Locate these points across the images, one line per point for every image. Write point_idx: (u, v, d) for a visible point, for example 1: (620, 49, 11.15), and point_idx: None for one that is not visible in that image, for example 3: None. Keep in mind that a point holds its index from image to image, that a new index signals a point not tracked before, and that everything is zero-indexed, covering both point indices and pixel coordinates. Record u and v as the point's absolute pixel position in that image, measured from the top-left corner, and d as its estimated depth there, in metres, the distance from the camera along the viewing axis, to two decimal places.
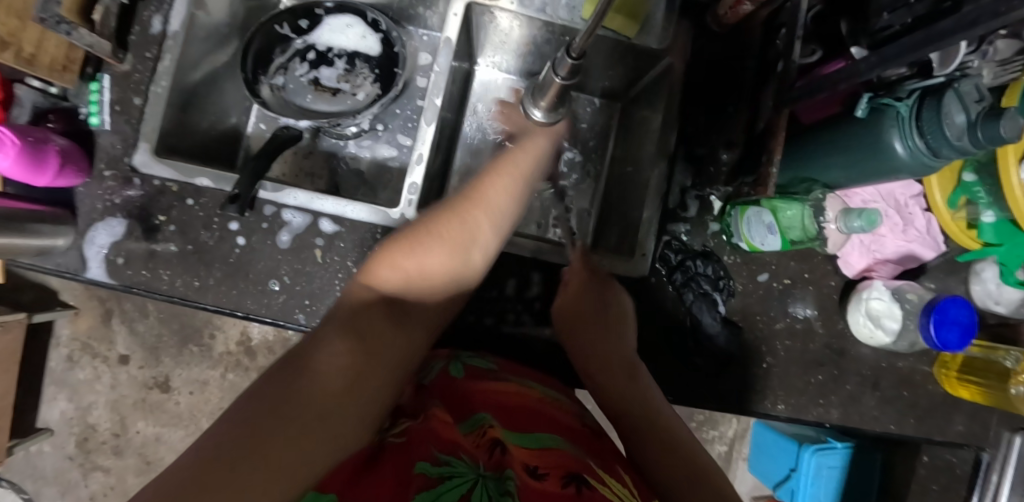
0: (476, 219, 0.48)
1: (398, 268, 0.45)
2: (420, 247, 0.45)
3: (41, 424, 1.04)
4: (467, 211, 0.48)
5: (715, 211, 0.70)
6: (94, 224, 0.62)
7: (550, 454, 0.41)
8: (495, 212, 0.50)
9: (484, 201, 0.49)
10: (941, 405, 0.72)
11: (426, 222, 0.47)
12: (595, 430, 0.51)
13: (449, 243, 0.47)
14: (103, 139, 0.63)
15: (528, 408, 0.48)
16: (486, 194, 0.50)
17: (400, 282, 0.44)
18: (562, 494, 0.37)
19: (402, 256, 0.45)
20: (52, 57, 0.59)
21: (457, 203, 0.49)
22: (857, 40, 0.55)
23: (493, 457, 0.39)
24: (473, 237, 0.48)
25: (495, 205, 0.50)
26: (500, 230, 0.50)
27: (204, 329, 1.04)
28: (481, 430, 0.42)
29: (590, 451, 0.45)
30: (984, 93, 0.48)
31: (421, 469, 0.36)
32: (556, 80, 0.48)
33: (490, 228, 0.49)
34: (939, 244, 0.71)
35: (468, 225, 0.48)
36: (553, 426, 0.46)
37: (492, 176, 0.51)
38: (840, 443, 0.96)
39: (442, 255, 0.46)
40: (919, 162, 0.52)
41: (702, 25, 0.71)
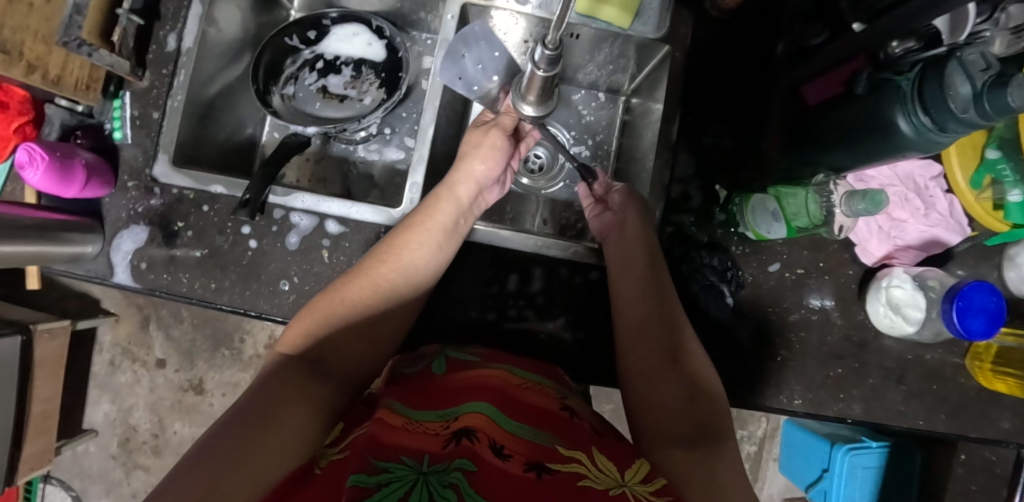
0: (383, 277, 0.57)
1: (307, 335, 0.52)
2: (333, 313, 0.54)
3: (87, 425, 1.11)
4: (376, 269, 0.57)
5: (720, 200, 0.68)
6: (120, 232, 0.66)
7: (520, 440, 0.42)
8: (407, 269, 0.58)
9: (396, 261, 0.58)
10: (976, 400, 0.68)
11: (337, 289, 0.56)
12: (572, 411, 0.51)
13: (356, 300, 0.55)
14: (127, 152, 0.67)
15: (500, 390, 0.49)
16: (396, 252, 0.58)
17: (311, 346, 0.52)
18: (523, 477, 0.38)
19: (315, 325, 0.53)
20: (76, 77, 0.64)
21: (366, 266, 0.57)
22: (857, 16, 0.53)
23: (445, 448, 0.39)
24: (385, 294, 0.57)
25: (406, 263, 0.58)
26: (414, 281, 0.58)
27: (234, 333, 1.09)
28: (447, 421, 0.43)
29: (559, 433, 0.45)
30: (991, 62, 0.46)
31: (357, 480, 0.35)
32: (539, 73, 0.49)
33: (402, 282, 0.58)
34: (964, 228, 0.67)
35: (372, 279, 0.57)
36: (522, 411, 0.46)
37: (405, 233, 0.59)
38: (876, 443, 0.90)
39: (353, 314, 0.55)
40: (927, 139, 0.49)
41: (702, 11, 0.69)
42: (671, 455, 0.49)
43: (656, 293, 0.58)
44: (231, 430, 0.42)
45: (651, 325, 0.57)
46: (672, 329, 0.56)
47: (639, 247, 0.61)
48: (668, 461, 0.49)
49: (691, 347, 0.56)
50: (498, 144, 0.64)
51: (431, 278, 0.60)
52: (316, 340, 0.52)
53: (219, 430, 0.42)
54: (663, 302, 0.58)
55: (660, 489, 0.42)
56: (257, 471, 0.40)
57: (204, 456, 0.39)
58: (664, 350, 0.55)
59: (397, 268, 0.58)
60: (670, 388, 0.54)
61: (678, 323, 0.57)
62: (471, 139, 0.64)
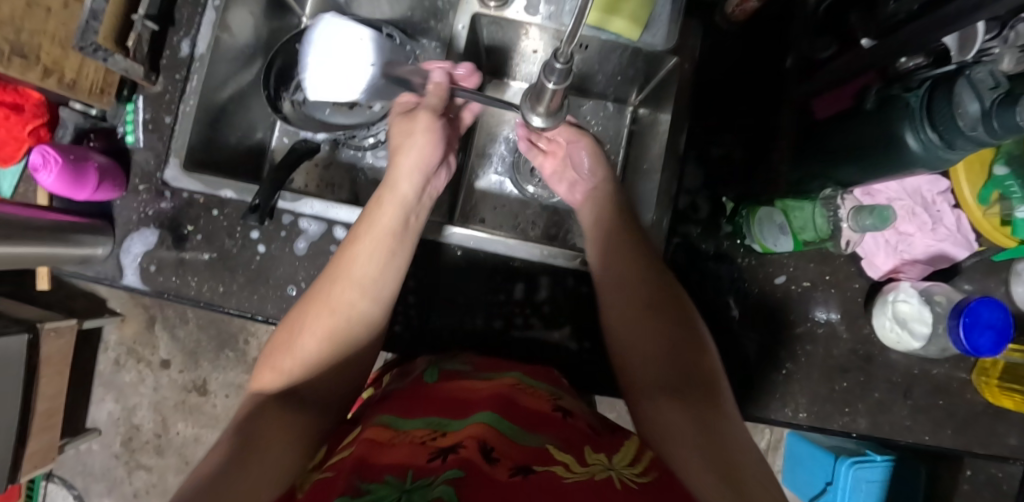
0: (337, 298, 0.52)
1: (277, 370, 0.50)
2: (294, 346, 0.51)
3: (91, 424, 1.12)
4: (328, 290, 0.53)
5: (727, 212, 0.68)
6: (130, 235, 0.67)
7: (511, 444, 0.42)
8: (361, 283, 0.53)
9: (347, 278, 0.53)
10: (983, 415, 0.68)
11: (296, 320, 0.52)
12: (567, 411, 0.51)
13: (313, 329, 0.51)
14: (139, 156, 0.68)
15: (490, 396, 0.49)
16: (347, 266, 0.54)
17: (281, 382, 0.50)
18: (509, 482, 0.38)
19: (280, 360, 0.50)
20: (91, 81, 0.64)
21: (318, 289, 0.53)
22: (867, 31, 0.54)
23: (431, 463, 0.39)
24: (343, 316, 0.52)
25: (359, 278, 0.54)
26: (373, 297, 0.54)
27: (239, 335, 1.09)
28: (434, 433, 0.44)
29: (553, 435, 0.46)
30: (1000, 79, 0.45)
31: None
32: (550, 85, 0.49)
33: (360, 300, 0.53)
34: (971, 243, 0.66)
35: (326, 303, 0.52)
36: (515, 415, 0.47)
37: (352, 245, 0.55)
38: (880, 457, 0.89)
39: (314, 343, 0.51)
40: (935, 156, 0.49)
41: (711, 23, 0.70)
42: (661, 405, 0.49)
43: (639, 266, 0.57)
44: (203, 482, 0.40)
45: (634, 288, 0.56)
46: (655, 291, 0.56)
47: (615, 223, 0.61)
48: (659, 416, 0.49)
49: (671, 291, 0.56)
50: (431, 130, 0.60)
51: (393, 286, 0.56)
52: (282, 372, 0.50)
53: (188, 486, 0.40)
54: (646, 248, 0.59)
55: (645, 467, 0.45)
56: None
57: None
58: (646, 311, 0.55)
59: (351, 285, 0.53)
60: (654, 344, 0.53)
61: (662, 284, 0.57)
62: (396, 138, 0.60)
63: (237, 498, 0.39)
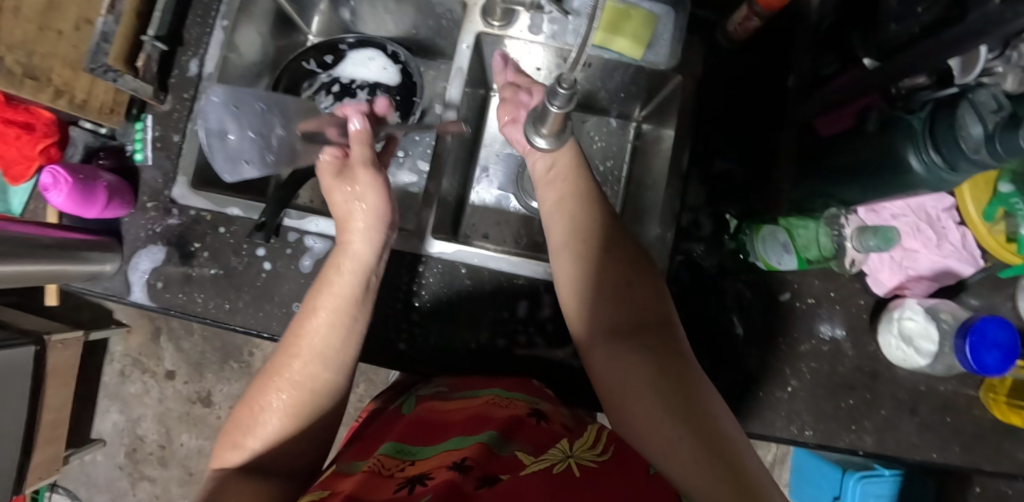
0: (293, 371, 0.51)
1: (238, 446, 0.50)
2: (255, 421, 0.50)
3: (95, 435, 1.12)
4: (282, 365, 0.52)
5: (730, 229, 0.67)
6: (138, 251, 0.68)
7: (481, 452, 0.45)
8: (319, 353, 0.52)
9: (301, 351, 0.52)
10: (991, 432, 0.67)
11: (256, 395, 0.51)
12: (542, 414, 0.53)
13: (273, 404, 0.51)
14: (146, 174, 0.68)
15: (465, 418, 0.51)
16: (303, 340, 0.52)
17: (246, 456, 0.50)
18: (476, 494, 0.40)
19: (241, 436, 0.50)
20: (100, 101, 0.64)
21: (273, 364, 0.52)
22: (869, 51, 0.54)
23: (398, 492, 0.42)
24: (301, 388, 0.51)
25: (313, 351, 0.52)
26: (330, 365, 0.52)
27: (244, 347, 1.10)
28: (404, 464, 0.46)
29: (527, 439, 0.48)
30: (1003, 103, 0.46)
31: None
32: (553, 109, 0.50)
33: (317, 370, 0.52)
34: (977, 260, 0.66)
35: (283, 377, 0.51)
36: (487, 427, 0.49)
37: (307, 318, 0.53)
38: (889, 471, 0.90)
39: (274, 418, 0.50)
40: (938, 178, 0.50)
41: (712, 41, 0.69)
42: (616, 351, 0.50)
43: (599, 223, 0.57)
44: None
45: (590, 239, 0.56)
46: (609, 245, 0.56)
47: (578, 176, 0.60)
48: (618, 361, 0.50)
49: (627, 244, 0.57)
50: (377, 182, 0.56)
51: (353, 353, 0.54)
52: (242, 448, 0.50)
53: None
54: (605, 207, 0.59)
55: (605, 446, 0.48)
56: None
57: None
58: (605, 257, 0.55)
59: (309, 358, 0.52)
60: (614, 296, 0.54)
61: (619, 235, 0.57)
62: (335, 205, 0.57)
63: None
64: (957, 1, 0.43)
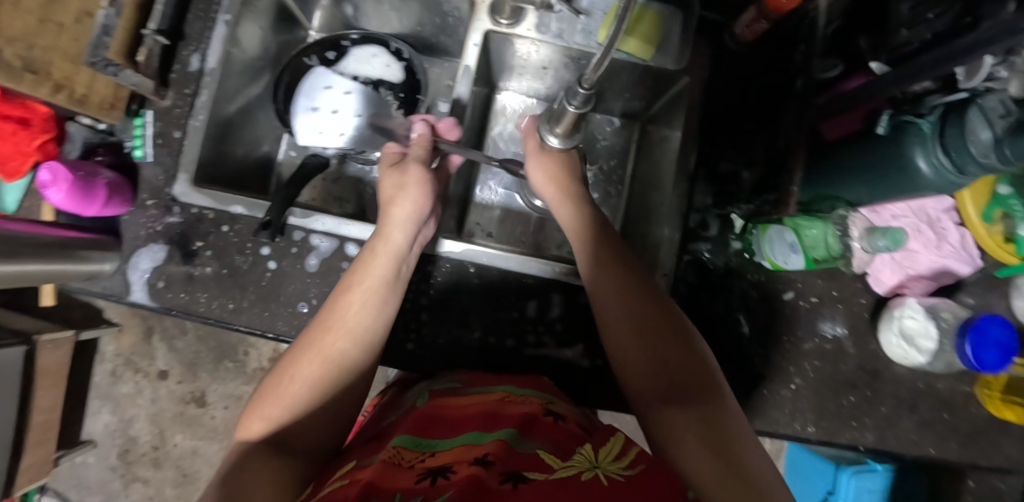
0: (329, 345, 0.51)
1: (264, 418, 0.48)
2: (285, 393, 0.49)
3: (86, 436, 1.10)
4: (315, 338, 0.51)
5: (736, 229, 0.69)
6: (138, 250, 0.66)
7: (501, 449, 0.45)
8: (354, 329, 0.52)
9: (337, 326, 0.52)
10: (986, 428, 0.69)
11: (287, 367, 0.50)
12: (559, 415, 0.52)
13: (306, 377, 0.50)
14: (146, 172, 0.66)
15: (482, 414, 0.51)
16: (339, 315, 0.52)
17: (273, 429, 0.48)
18: (499, 489, 0.40)
19: (269, 408, 0.49)
20: (101, 96, 0.63)
21: (306, 337, 0.52)
22: (878, 56, 0.55)
23: (419, 483, 0.42)
24: (337, 362, 0.51)
25: (349, 326, 0.52)
26: (364, 343, 0.52)
27: (239, 346, 1.09)
28: (423, 455, 0.46)
29: (545, 439, 0.47)
30: (1012, 107, 0.47)
31: None
32: (570, 109, 0.51)
33: (352, 345, 0.52)
34: (976, 260, 0.68)
35: (319, 350, 0.51)
36: (506, 423, 0.49)
37: (344, 295, 0.53)
38: (880, 466, 0.93)
39: (305, 391, 0.49)
40: (945, 179, 0.51)
41: (719, 43, 0.71)
42: (672, 419, 0.48)
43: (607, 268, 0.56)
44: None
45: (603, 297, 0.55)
46: (624, 290, 0.54)
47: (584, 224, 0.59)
48: (672, 429, 0.48)
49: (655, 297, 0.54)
50: (423, 181, 0.59)
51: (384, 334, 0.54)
52: (266, 422, 0.48)
53: None
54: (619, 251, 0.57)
55: (632, 461, 0.45)
56: None
57: None
58: (634, 324, 0.53)
59: (344, 333, 0.52)
60: (651, 358, 0.52)
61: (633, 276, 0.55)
62: (382, 192, 0.60)
63: None
64: (971, 8, 0.44)
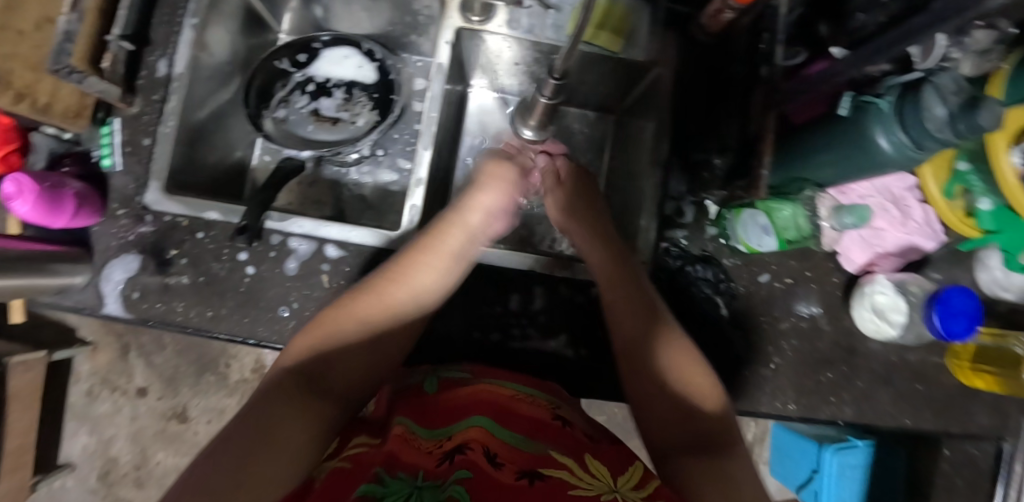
0: (392, 299, 0.56)
1: (315, 350, 0.53)
2: (341, 331, 0.54)
3: (64, 459, 1.08)
4: (384, 290, 0.57)
5: (711, 215, 0.70)
6: (110, 262, 0.64)
7: (512, 449, 0.46)
8: (416, 294, 0.57)
9: (404, 283, 0.57)
10: (958, 397, 0.72)
11: (345, 304, 0.56)
12: (566, 419, 0.54)
13: (362, 320, 0.55)
14: (116, 181, 0.65)
15: (499, 408, 0.51)
16: (406, 273, 0.57)
17: (323, 358, 0.53)
18: (514, 485, 0.43)
19: (322, 342, 0.54)
20: (65, 104, 0.63)
21: (377, 284, 0.57)
22: (838, 40, 0.57)
23: (440, 466, 0.44)
24: (394, 315, 0.56)
25: (413, 285, 0.57)
26: (422, 304, 0.58)
27: (220, 359, 1.07)
28: (440, 441, 0.47)
29: (555, 443, 0.49)
30: (962, 84, 0.49)
31: (369, 490, 0.40)
32: (542, 99, 0.54)
33: (411, 305, 0.57)
34: (939, 235, 0.70)
35: (382, 300, 0.56)
36: (520, 426, 0.50)
37: (417, 256, 0.58)
38: (862, 442, 0.94)
39: (358, 332, 0.55)
40: (904, 155, 0.53)
41: (686, 34, 0.72)
42: (686, 466, 0.51)
43: (626, 298, 0.58)
44: (232, 445, 0.44)
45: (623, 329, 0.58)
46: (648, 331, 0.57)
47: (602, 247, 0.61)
48: (686, 472, 0.50)
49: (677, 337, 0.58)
50: (512, 177, 0.64)
51: (439, 302, 0.59)
52: (320, 353, 0.53)
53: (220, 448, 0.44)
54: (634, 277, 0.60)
55: (651, 493, 0.45)
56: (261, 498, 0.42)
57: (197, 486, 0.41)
58: (653, 367, 0.56)
59: (406, 290, 0.57)
60: (670, 402, 0.55)
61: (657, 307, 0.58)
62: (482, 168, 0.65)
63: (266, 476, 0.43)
64: None
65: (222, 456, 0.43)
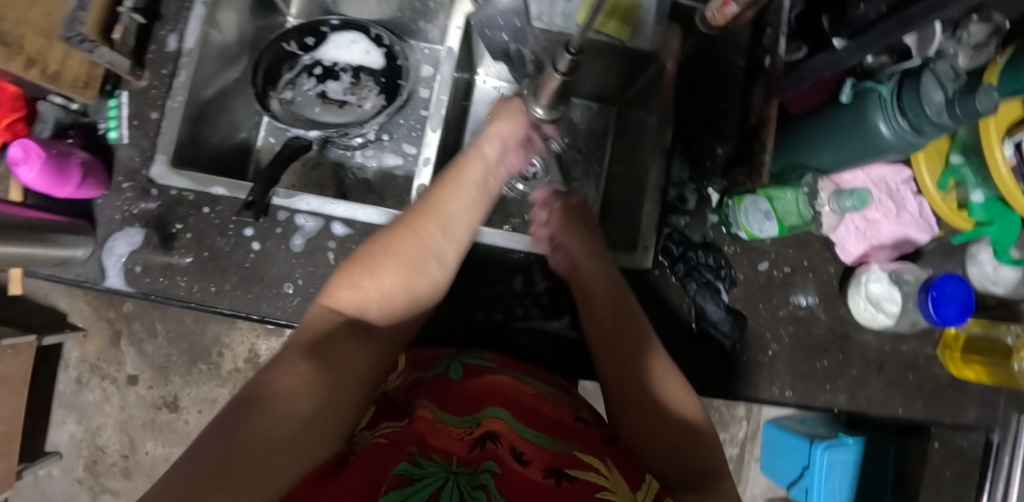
0: (429, 231, 0.54)
1: (356, 288, 0.49)
2: (378, 265, 0.50)
3: (51, 448, 1.06)
4: (419, 224, 0.54)
5: (713, 203, 0.72)
6: (113, 235, 0.64)
7: (538, 445, 0.46)
8: (448, 223, 0.55)
9: (440, 216, 0.55)
10: (949, 387, 0.73)
11: (385, 238, 0.53)
12: (585, 421, 0.54)
13: (401, 254, 0.52)
14: (122, 153, 0.65)
15: (522, 402, 0.52)
16: (437, 205, 0.56)
17: (359, 301, 0.49)
18: (542, 482, 0.42)
19: (359, 277, 0.50)
20: (75, 74, 0.63)
21: (410, 219, 0.54)
22: (838, 32, 0.59)
23: (470, 452, 0.45)
24: (428, 251, 0.53)
25: (448, 218, 0.55)
26: (454, 241, 0.56)
27: (212, 347, 1.05)
28: (470, 425, 0.48)
29: (576, 440, 0.49)
30: (960, 72, 0.50)
31: (402, 470, 0.41)
32: (557, 76, 0.52)
33: (445, 243, 0.55)
34: (932, 227, 0.72)
35: (419, 236, 0.53)
36: (548, 425, 0.50)
37: (446, 190, 0.57)
38: (852, 439, 0.95)
39: (396, 272, 0.51)
40: (905, 141, 0.54)
41: (690, 27, 0.74)
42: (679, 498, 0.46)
43: (612, 293, 0.58)
44: (259, 390, 0.39)
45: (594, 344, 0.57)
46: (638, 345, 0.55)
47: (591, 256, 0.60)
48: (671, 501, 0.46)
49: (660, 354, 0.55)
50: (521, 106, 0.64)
51: (468, 236, 0.58)
52: (358, 293, 0.49)
53: (247, 390, 0.39)
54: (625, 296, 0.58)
55: None
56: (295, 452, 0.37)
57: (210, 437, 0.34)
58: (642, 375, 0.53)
59: (439, 222, 0.55)
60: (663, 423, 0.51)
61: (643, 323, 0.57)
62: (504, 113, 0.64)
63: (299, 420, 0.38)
64: None
65: (262, 398, 0.38)
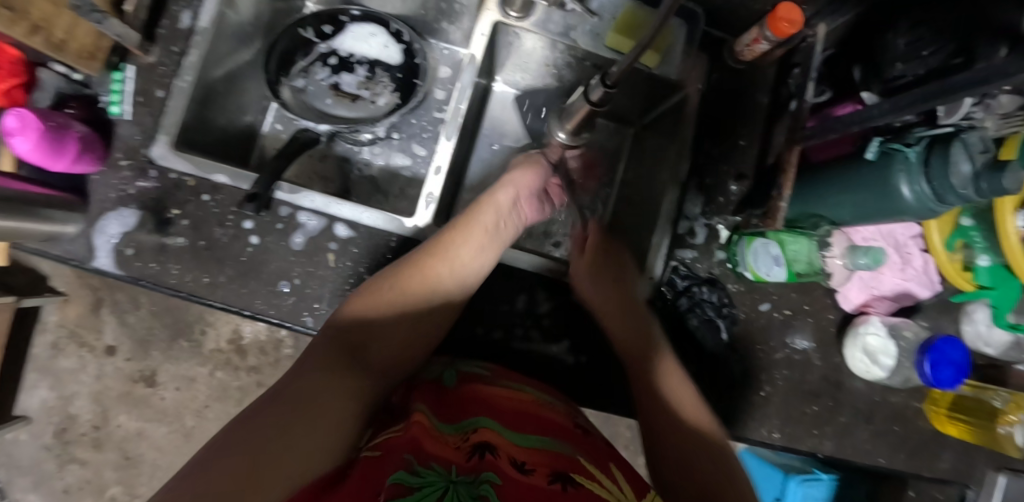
0: (434, 271, 0.58)
1: (358, 324, 0.55)
2: (383, 300, 0.56)
3: (19, 412, 1.03)
4: (427, 264, 0.58)
5: (722, 239, 0.71)
6: (106, 214, 0.61)
7: (538, 453, 0.46)
8: (458, 266, 0.59)
9: (447, 256, 0.58)
10: (931, 441, 0.74)
11: (392, 274, 0.57)
12: (586, 428, 0.54)
13: (404, 292, 0.57)
14: (123, 129, 0.63)
15: (523, 411, 0.52)
16: (444, 248, 0.59)
17: (359, 333, 0.55)
18: (547, 488, 0.41)
19: (368, 312, 0.55)
20: (80, 43, 0.60)
21: (418, 261, 0.58)
22: (869, 86, 0.58)
23: (469, 460, 0.43)
24: (433, 287, 0.58)
25: (456, 260, 0.59)
26: (460, 277, 0.59)
27: (195, 324, 1.04)
28: (466, 434, 0.47)
29: (578, 446, 0.49)
30: (989, 145, 0.50)
31: (399, 479, 0.38)
32: (587, 104, 0.53)
33: (449, 280, 0.59)
34: (935, 284, 0.72)
35: (423, 273, 0.57)
36: (549, 430, 0.50)
37: (455, 232, 0.60)
38: (827, 475, 0.98)
39: (398, 309, 0.57)
40: (925, 207, 0.54)
41: (716, 58, 0.73)
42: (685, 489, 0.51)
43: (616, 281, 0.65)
44: (268, 414, 0.44)
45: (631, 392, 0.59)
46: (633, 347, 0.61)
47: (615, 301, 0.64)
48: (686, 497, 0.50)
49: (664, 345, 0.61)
50: (537, 165, 0.66)
51: (480, 278, 0.61)
52: (361, 325, 0.55)
53: (256, 412, 0.44)
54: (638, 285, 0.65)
55: None
56: (298, 464, 0.41)
57: (246, 430, 0.42)
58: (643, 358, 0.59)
59: (445, 261, 0.58)
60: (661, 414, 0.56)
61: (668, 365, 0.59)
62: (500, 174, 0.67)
63: (298, 449, 0.42)
64: (963, 49, 0.47)
65: (255, 429, 0.42)
